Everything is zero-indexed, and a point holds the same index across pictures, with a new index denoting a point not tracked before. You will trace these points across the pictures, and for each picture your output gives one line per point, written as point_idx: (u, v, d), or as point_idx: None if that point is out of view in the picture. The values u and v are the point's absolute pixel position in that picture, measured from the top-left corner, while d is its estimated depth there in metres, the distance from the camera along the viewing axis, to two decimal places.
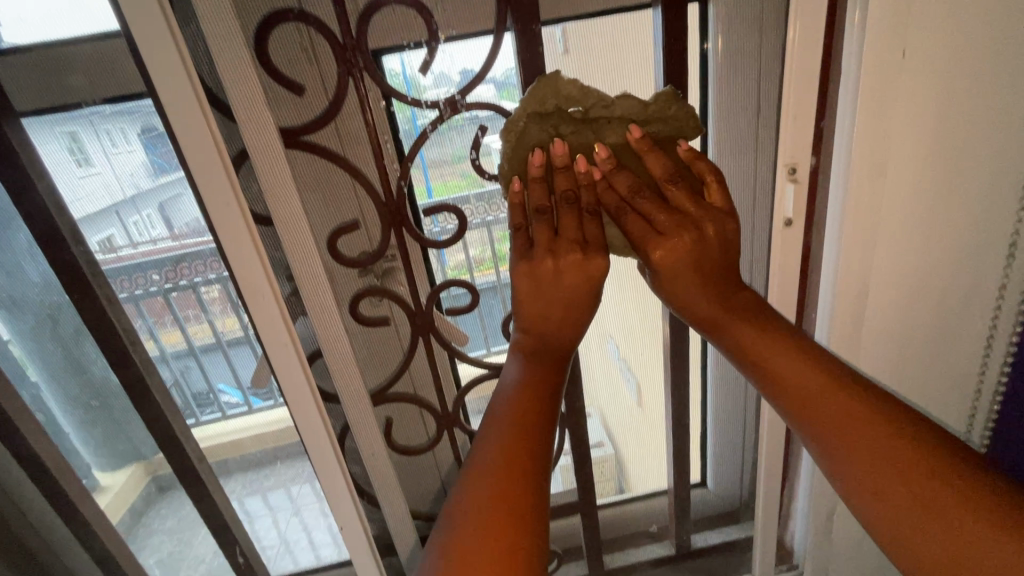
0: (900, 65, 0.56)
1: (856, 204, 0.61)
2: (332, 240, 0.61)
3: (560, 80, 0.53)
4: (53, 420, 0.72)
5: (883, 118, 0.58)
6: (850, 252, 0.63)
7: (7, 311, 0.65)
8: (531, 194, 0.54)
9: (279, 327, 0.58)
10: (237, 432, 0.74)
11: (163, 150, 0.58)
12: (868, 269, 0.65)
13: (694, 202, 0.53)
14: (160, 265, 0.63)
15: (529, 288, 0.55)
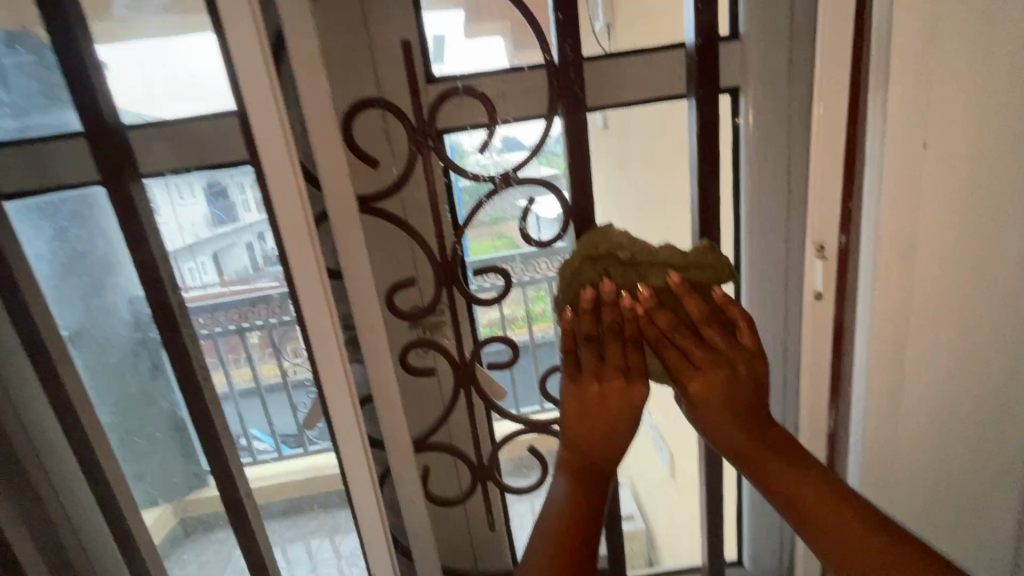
0: (922, 156, 0.60)
1: (888, 282, 0.64)
2: (392, 295, 0.68)
3: (609, 231, 0.56)
4: (114, 453, 0.77)
5: (910, 201, 0.62)
6: (883, 327, 0.65)
7: (94, 345, 0.73)
8: (580, 324, 0.57)
9: (338, 370, 0.63)
10: (280, 477, 0.82)
11: (224, 204, 0.69)
12: (903, 344, 0.66)
13: (726, 341, 0.57)
14: (213, 309, 0.72)
15: (575, 408, 0.59)
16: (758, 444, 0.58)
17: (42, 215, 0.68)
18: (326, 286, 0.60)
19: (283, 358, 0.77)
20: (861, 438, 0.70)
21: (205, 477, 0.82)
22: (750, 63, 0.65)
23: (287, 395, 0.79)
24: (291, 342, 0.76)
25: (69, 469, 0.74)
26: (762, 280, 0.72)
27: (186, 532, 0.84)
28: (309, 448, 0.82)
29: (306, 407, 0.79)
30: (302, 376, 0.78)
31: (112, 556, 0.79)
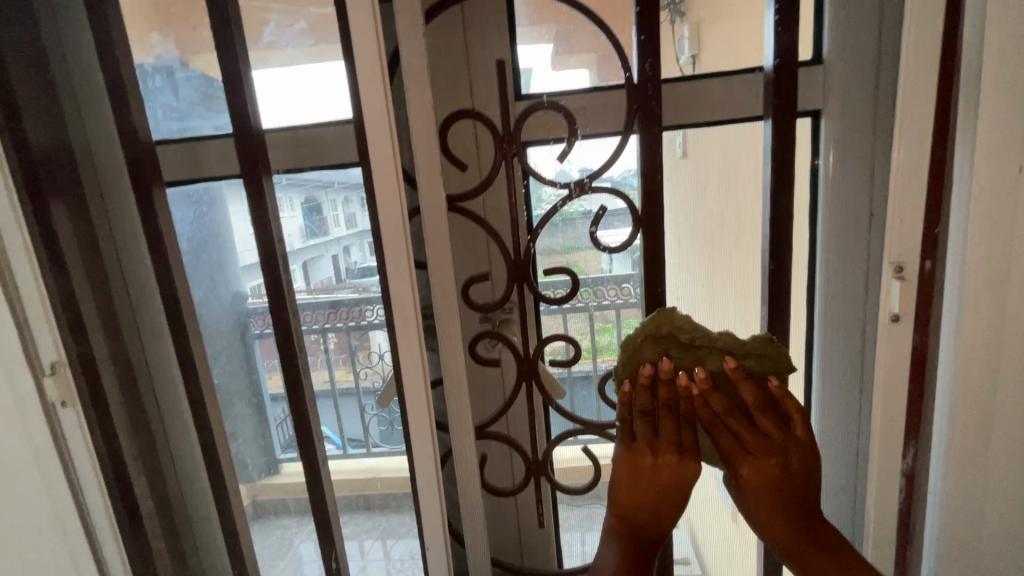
0: (1019, 179, 0.58)
1: (975, 306, 0.61)
2: (466, 288, 0.74)
3: (675, 312, 0.60)
4: (224, 407, 0.88)
5: (1004, 223, 0.59)
6: (969, 366, 0.62)
7: (212, 311, 0.86)
8: (638, 397, 0.61)
9: (416, 357, 0.69)
10: (356, 467, 0.90)
11: (317, 219, 0.79)
12: (993, 377, 0.62)
13: (781, 433, 0.59)
14: (314, 311, 0.83)
15: (626, 476, 0.61)
16: (805, 542, 0.58)
17: (191, 217, 0.82)
18: (413, 278, 0.67)
19: (358, 368, 0.86)
20: (941, 484, 0.66)
21: (276, 463, 0.92)
22: (833, 87, 0.67)
23: (357, 400, 0.88)
24: (365, 346, 0.85)
25: (182, 415, 0.86)
26: (836, 308, 0.72)
27: (268, 499, 0.92)
28: (372, 449, 0.90)
29: (374, 414, 0.88)
30: (372, 385, 0.87)
31: (203, 498, 0.89)
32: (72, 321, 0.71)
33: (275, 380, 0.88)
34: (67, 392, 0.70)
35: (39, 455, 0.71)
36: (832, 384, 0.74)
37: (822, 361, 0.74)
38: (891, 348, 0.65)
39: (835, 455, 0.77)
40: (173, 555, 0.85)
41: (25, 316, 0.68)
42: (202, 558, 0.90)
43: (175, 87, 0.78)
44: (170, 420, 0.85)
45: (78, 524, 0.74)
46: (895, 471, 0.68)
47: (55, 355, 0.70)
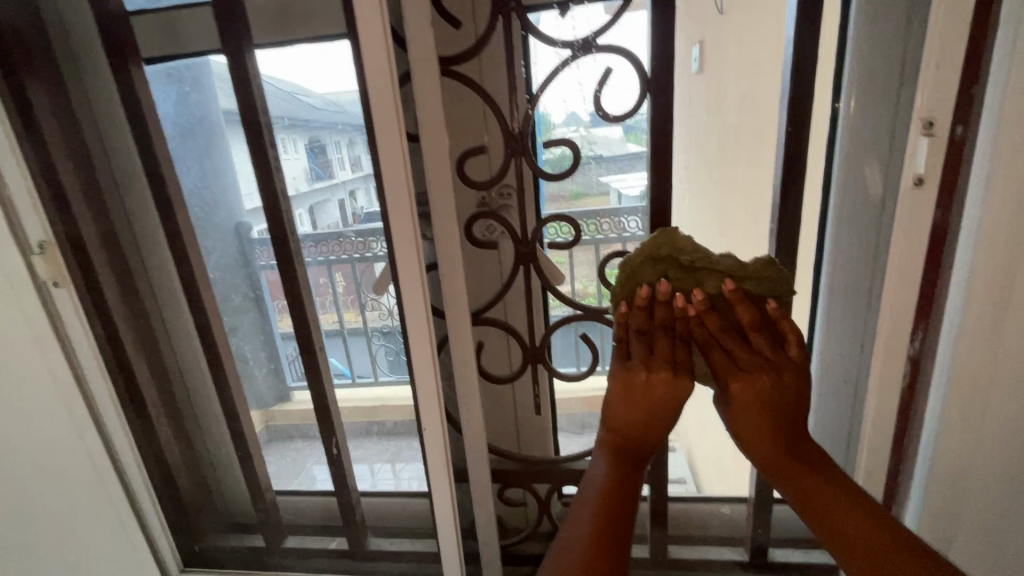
0: None
1: (992, 241, 0.60)
2: (469, 227, 0.73)
3: (676, 233, 0.62)
4: (235, 339, 0.91)
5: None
6: (982, 306, 0.62)
7: (212, 240, 0.85)
8: (633, 316, 0.61)
9: (417, 293, 0.70)
10: (366, 397, 0.94)
11: (322, 161, 0.79)
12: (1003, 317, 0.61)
13: (772, 348, 0.60)
14: (320, 238, 0.83)
15: (618, 397, 0.60)
16: (793, 455, 0.59)
17: (180, 112, 0.80)
18: (414, 215, 0.67)
19: (365, 309, 0.88)
20: (937, 425, 0.68)
21: (288, 392, 0.95)
22: (861, 7, 0.64)
23: (366, 338, 0.90)
24: (369, 277, 0.85)
25: (192, 339, 0.90)
26: (844, 249, 0.73)
27: (281, 433, 0.98)
28: (381, 377, 0.92)
29: (382, 351, 0.90)
30: (380, 326, 0.89)
31: (212, 412, 0.94)
32: (74, 248, 0.76)
33: (285, 321, 0.90)
34: (77, 318, 0.77)
35: (54, 372, 0.77)
36: (834, 323, 0.76)
37: (827, 302, 0.76)
38: (898, 288, 0.66)
39: (831, 396, 0.79)
40: (187, 462, 0.94)
41: (33, 245, 0.73)
42: (218, 473, 0.98)
43: (173, 31, 0.75)
44: (183, 340, 0.90)
45: (95, 435, 0.81)
46: (889, 408, 0.70)
47: (60, 281, 0.75)
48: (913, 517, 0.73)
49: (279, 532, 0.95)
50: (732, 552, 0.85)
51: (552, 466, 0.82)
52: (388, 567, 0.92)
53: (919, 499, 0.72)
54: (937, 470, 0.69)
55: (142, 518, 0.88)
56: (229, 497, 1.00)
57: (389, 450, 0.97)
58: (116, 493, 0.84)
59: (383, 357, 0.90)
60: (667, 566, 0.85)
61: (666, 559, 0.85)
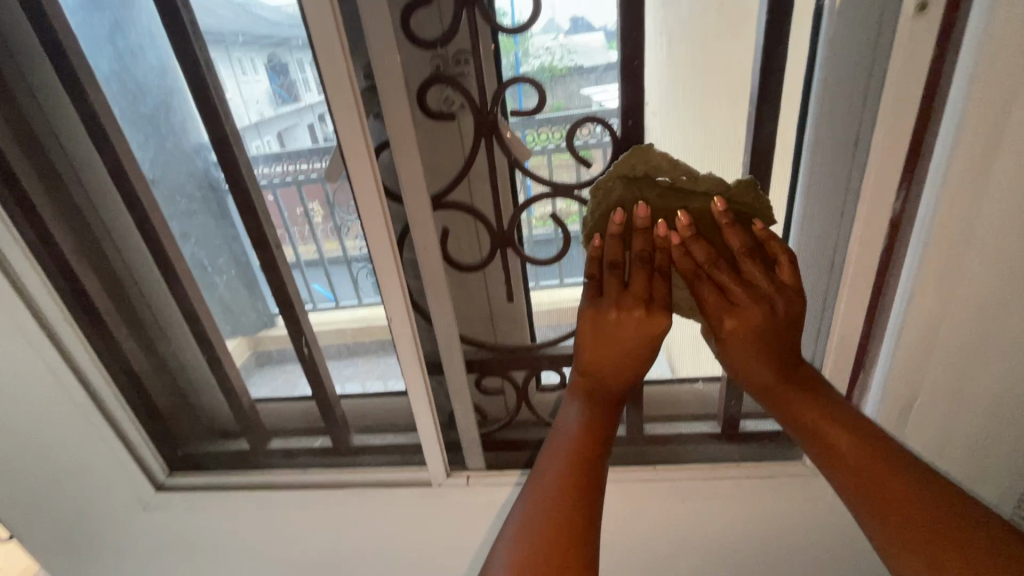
0: None
1: (985, 77, 0.55)
2: (421, 95, 0.65)
3: (653, 152, 0.60)
4: (185, 248, 0.85)
5: None
6: (968, 154, 0.58)
7: (144, 134, 0.77)
8: (607, 248, 0.60)
9: (368, 174, 0.64)
10: (343, 317, 0.91)
11: (285, 83, 0.71)
12: (990, 164, 0.58)
13: (765, 277, 0.57)
14: (280, 160, 0.76)
15: (590, 334, 0.60)
16: (784, 379, 0.60)
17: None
18: (351, 79, 0.60)
19: (343, 236, 0.84)
20: (910, 288, 0.66)
21: (272, 317, 0.93)
22: None
23: (348, 268, 0.87)
24: (342, 198, 0.78)
25: (138, 244, 0.87)
26: (829, 105, 0.63)
27: (256, 357, 0.97)
28: (365, 300, 0.89)
29: (365, 278, 0.86)
30: (359, 251, 0.85)
31: (173, 320, 0.95)
32: None
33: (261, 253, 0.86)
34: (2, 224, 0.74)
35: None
36: (818, 189, 0.68)
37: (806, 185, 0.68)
38: (888, 143, 0.61)
39: (807, 271, 0.73)
40: (158, 370, 0.97)
41: None
42: (190, 377, 1.00)
43: None
44: (129, 246, 0.87)
45: (50, 346, 0.82)
46: (867, 276, 0.68)
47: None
48: (880, 383, 0.73)
49: (262, 434, 0.99)
50: (706, 425, 0.88)
51: (530, 352, 0.83)
52: (372, 460, 0.94)
53: (884, 366, 0.72)
54: (905, 334, 0.68)
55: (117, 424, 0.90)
56: (204, 403, 1.02)
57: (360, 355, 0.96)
58: (78, 397, 0.86)
59: (365, 279, 0.86)
60: (646, 442, 0.88)
61: (642, 436, 0.88)
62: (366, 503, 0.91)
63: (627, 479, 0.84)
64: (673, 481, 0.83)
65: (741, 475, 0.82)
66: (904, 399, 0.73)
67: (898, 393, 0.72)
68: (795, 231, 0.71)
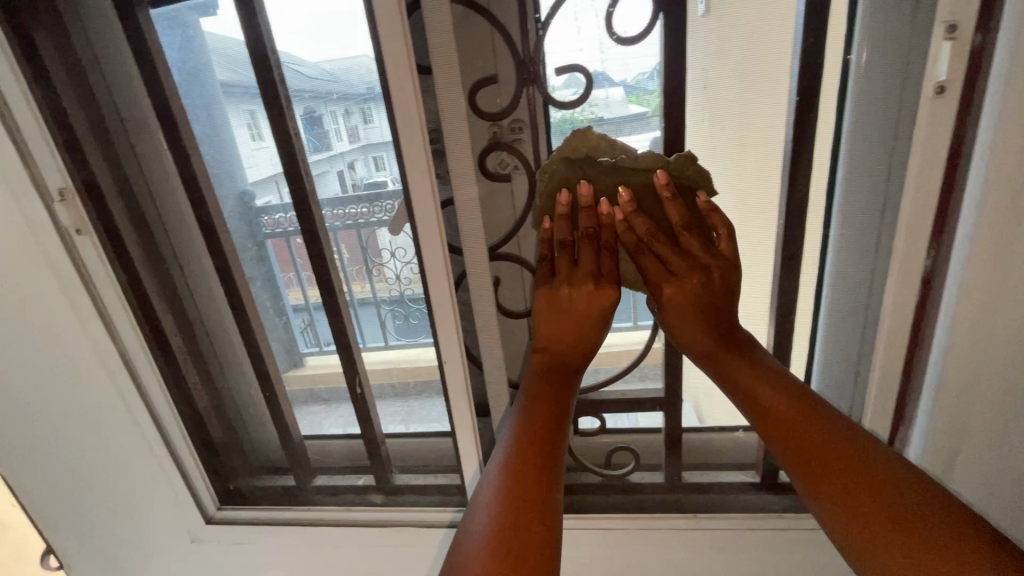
0: None
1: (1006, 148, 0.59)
2: (482, 159, 0.73)
3: (592, 137, 0.64)
4: (256, 290, 0.92)
5: None
6: (994, 219, 0.62)
7: (225, 187, 0.84)
8: (558, 228, 0.68)
9: (433, 230, 0.72)
10: (391, 358, 0.95)
11: (319, 132, 0.79)
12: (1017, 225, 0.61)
13: (700, 248, 0.67)
14: (342, 206, 0.84)
15: (545, 312, 0.71)
16: (719, 343, 0.68)
17: (184, 57, 0.77)
18: (426, 146, 0.68)
19: (373, 278, 0.90)
20: (946, 339, 0.69)
21: (301, 357, 0.98)
22: None
23: (376, 309, 0.92)
24: (374, 242, 0.86)
25: (217, 285, 0.92)
26: (855, 173, 0.70)
27: (305, 397, 1.01)
28: (392, 341, 0.94)
29: (392, 320, 0.92)
30: (390, 293, 0.91)
31: (238, 361, 0.98)
32: (93, 195, 0.80)
33: (295, 292, 0.92)
34: (102, 265, 0.82)
35: (88, 322, 0.84)
36: (849, 248, 0.73)
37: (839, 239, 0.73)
38: (915, 204, 0.65)
39: (841, 325, 0.78)
40: (215, 408, 1.00)
41: (54, 193, 0.77)
42: (246, 415, 1.04)
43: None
44: (211, 289, 0.92)
45: (131, 384, 0.89)
46: (903, 330, 0.72)
47: (83, 229, 0.80)
48: (922, 432, 0.75)
49: (307, 470, 1.02)
50: (745, 475, 0.88)
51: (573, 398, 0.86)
52: (413, 500, 0.96)
53: (926, 414, 0.74)
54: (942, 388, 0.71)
55: (176, 453, 0.96)
56: (254, 440, 1.06)
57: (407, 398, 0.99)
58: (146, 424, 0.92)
59: (393, 321, 0.92)
60: (685, 490, 0.88)
61: (680, 484, 0.88)
62: (408, 540, 0.93)
63: (669, 525, 0.85)
64: (716, 530, 0.83)
65: (784, 526, 0.82)
66: (947, 450, 0.73)
67: (940, 444, 0.73)
68: (828, 283, 0.76)
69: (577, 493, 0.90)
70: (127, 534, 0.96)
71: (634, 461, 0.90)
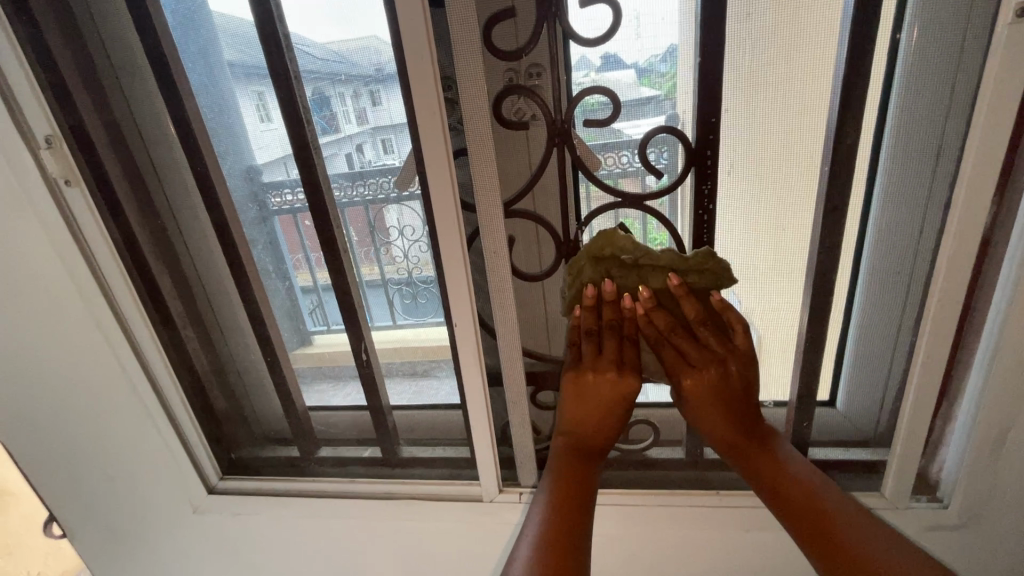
0: None
1: None
2: (496, 103, 0.68)
3: (616, 234, 0.64)
4: (256, 254, 0.88)
5: None
6: None
7: (224, 145, 0.80)
8: (583, 319, 0.69)
9: (444, 181, 0.67)
10: (403, 335, 0.92)
11: (328, 114, 0.75)
12: None
13: (720, 342, 0.67)
14: (352, 179, 0.79)
15: (569, 402, 0.71)
16: (743, 436, 0.68)
17: None
18: (443, 116, 0.64)
19: (382, 260, 0.86)
20: (1005, 306, 0.62)
21: (307, 336, 0.95)
22: None
23: (385, 291, 0.89)
24: (382, 220, 0.82)
25: (212, 242, 0.88)
26: (904, 134, 0.64)
27: (314, 370, 0.99)
28: (398, 321, 0.91)
29: (400, 301, 0.89)
30: (400, 275, 0.87)
31: (237, 325, 0.96)
32: (81, 142, 0.76)
33: (304, 275, 0.90)
34: (93, 219, 0.78)
35: (79, 280, 0.81)
36: (896, 207, 0.68)
37: (882, 194, 0.68)
38: (980, 157, 0.58)
39: (880, 298, 0.73)
40: (215, 373, 0.98)
41: (40, 139, 0.73)
42: (247, 383, 1.01)
43: None
44: (206, 245, 0.88)
45: (127, 346, 0.86)
46: (954, 313, 0.65)
47: (71, 179, 0.75)
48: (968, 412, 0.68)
49: (312, 442, 0.99)
50: None
51: None
52: (423, 472, 0.94)
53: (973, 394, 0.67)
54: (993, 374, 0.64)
55: (175, 419, 0.93)
56: (258, 413, 1.04)
57: (419, 370, 0.96)
58: (144, 392, 0.89)
59: (401, 301, 0.89)
60: (705, 465, 0.86)
61: (700, 460, 0.85)
62: (415, 515, 0.90)
63: (688, 502, 0.82)
64: (735, 508, 0.80)
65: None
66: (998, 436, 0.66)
67: (990, 427, 0.66)
68: (868, 251, 0.71)
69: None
70: (129, 499, 0.95)
71: (653, 434, 0.88)
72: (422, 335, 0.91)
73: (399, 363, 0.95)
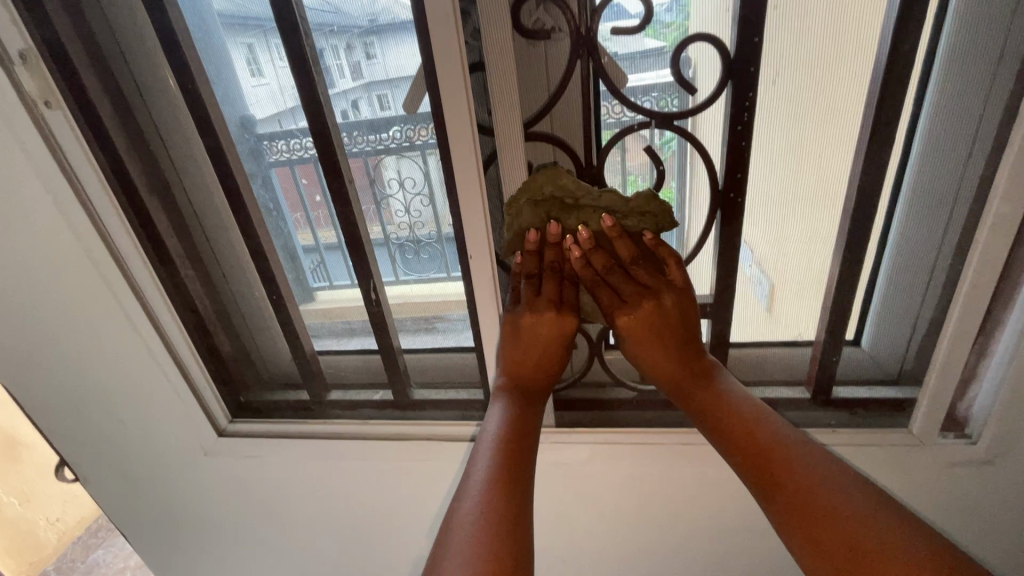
0: None
1: None
2: (516, 8, 0.62)
3: (558, 171, 0.64)
4: (263, 201, 0.84)
5: None
6: None
7: (228, 95, 0.75)
8: (525, 262, 0.69)
9: (465, 123, 0.64)
10: (415, 293, 0.90)
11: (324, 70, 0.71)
12: None
13: (653, 277, 0.67)
14: (361, 129, 0.75)
15: (512, 338, 0.72)
16: (686, 373, 0.68)
17: None
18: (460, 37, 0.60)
19: (384, 219, 0.84)
20: None
21: (312, 291, 0.94)
22: None
23: (389, 251, 0.86)
24: (381, 172, 0.79)
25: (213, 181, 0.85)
26: (956, 62, 0.60)
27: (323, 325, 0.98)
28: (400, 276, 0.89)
29: (405, 258, 0.87)
30: (403, 234, 0.84)
31: (239, 267, 0.93)
32: (58, 61, 0.71)
33: (305, 233, 0.87)
34: (82, 151, 0.75)
35: (72, 220, 0.78)
36: (941, 137, 0.65)
37: (930, 125, 0.64)
38: None
39: (914, 235, 0.71)
40: (217, 313, 0.97)
41: (14, 56, 0.68)
42: (252, 332, 1.01)
43: None
44: (207, 191, 0.86)
45: (123, 283, 0.83)
46: (995, 259, 0.63)
47: (51, 100, 0.71)
48: (1007, 349, 0.67)
49: (321, 385, 0.99)
50: (795, 391, 0.82)
51: None
52: (435, 414, 0.93)
53: (1014, 333, 0.66)
54: None
55: (182, 365, 0.92)
56: (265, 360, 1.04)
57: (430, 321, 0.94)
58: (146, 331, 0.87)
59: (405, 257, 0.87)
60: None
61: None
62: (427, 456, 0.91)
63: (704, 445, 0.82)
64: None
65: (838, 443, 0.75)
66: None
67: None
68: (908, 186, 0.69)
69: (610, 405, 0.87)
70: (137, 432, 0.96)
71: None
72: (428, 288, 0.89)
73: (410, 313, 0.93)
